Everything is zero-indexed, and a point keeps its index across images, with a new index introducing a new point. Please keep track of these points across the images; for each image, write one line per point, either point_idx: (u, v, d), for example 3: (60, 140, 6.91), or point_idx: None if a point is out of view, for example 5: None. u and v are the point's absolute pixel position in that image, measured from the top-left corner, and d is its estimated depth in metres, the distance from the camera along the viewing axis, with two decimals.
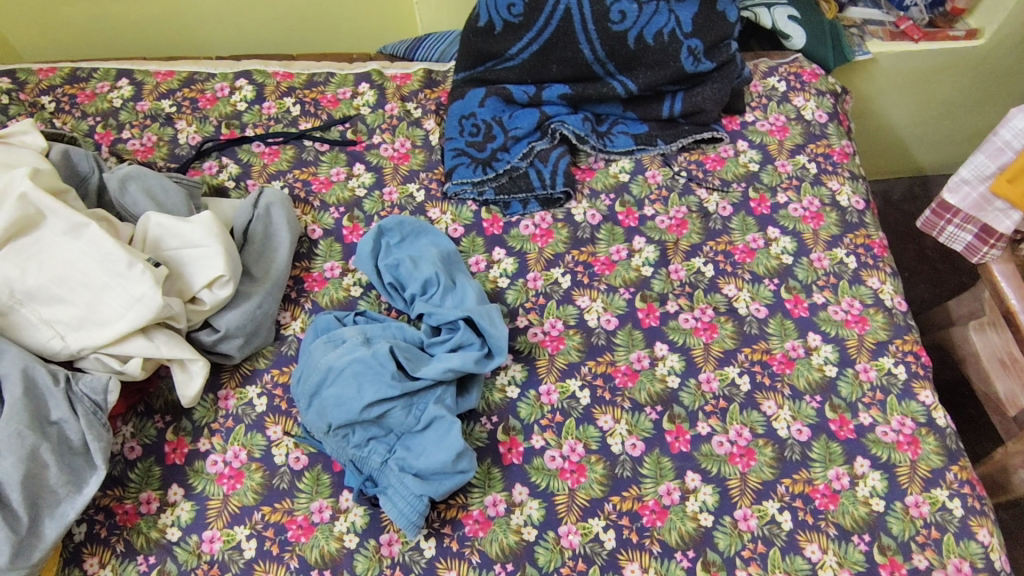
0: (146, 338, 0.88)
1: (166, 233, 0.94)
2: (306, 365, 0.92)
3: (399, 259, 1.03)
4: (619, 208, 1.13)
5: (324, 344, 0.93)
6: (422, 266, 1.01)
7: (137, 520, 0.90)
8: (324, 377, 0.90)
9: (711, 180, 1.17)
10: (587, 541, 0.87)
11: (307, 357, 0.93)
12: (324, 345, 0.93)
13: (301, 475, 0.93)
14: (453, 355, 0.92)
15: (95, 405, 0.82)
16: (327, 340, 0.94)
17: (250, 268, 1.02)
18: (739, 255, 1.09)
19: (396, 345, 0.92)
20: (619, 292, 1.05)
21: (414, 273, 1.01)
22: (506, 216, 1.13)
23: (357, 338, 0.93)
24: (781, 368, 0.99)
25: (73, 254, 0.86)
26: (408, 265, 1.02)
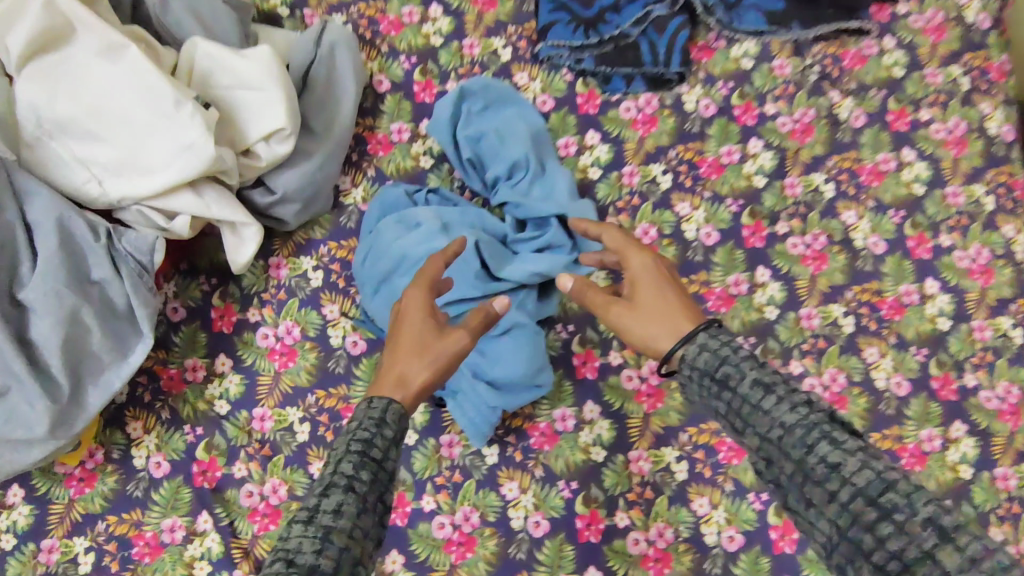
0: (195, 194, 0.75)
1: (216, 67, 0.78)
2: (371, 246, 0.82)
3: (482, 131, 0.88)
4: (736, 101, 0.96)
5: (395, 226, 0.81)
6: (510, 144, 0.88)
7: (182, 388, 0.84)
8: (395, 263, 0.80)
9: (847, 82, 0.99)
10: (657, 470, 0.83)
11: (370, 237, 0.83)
12: (394, 227, 0.81)
13: (358, 361, 0.86)
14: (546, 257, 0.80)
15: (141, 267, 0.71)
16: (398, 221, 0.82)
17: (310, 120, 0.87)
18: (865, 177, 0.95)
19: (480, 237, 0.80)
20: (725, 204, 0.92)
21: (499, 151, 0.88)
22: (604, 93, 0.96)
23: (436, 223, 0.81)
24: (890, 313, 0.89)
25: (111, 83, 0.71)
26: (493, 139, 0.88)
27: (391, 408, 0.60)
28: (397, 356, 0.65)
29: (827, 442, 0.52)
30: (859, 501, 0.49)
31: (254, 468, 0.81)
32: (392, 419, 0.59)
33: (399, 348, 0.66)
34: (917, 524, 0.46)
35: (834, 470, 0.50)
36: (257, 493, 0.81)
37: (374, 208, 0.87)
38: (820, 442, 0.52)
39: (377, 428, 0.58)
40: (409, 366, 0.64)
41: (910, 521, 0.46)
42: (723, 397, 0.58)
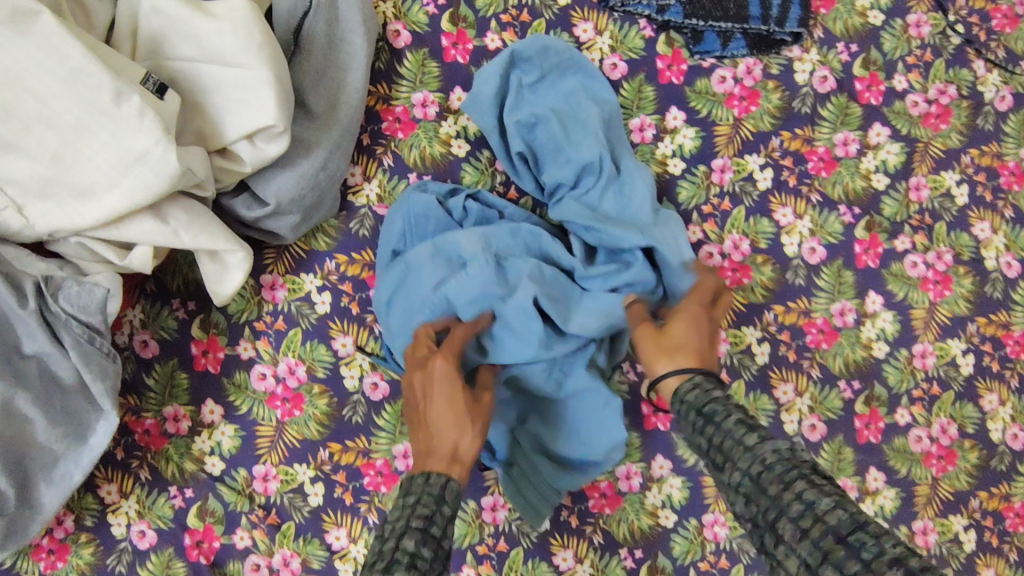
0: (156, 218, 0.55)
1: (172, 30, 0.55)
2: (404, 282, 0.63)
3: (539, 114, 0.66)
4: (859, 71, 0.75)
5: (439, 265, 0.62)
6: (578, 134, 0.66)
7: (164, 445, 0.67)
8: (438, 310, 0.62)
9: (995, 50, 0.78)
10: (735, 536, 0.71)
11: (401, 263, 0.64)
12: (438, 265, 0.62)
13: (380, 408, 0.70)
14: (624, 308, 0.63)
15: (89, 330, 0.53)
16: (441, 254, 0.63)
17: (307, 95, 0.64)
18: (1005, 178, 0.76)
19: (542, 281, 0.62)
20: (838, 211, 0.73)
21: (560, 143, 0.66)
22: (692, 54, 0.73)
23: (488, 258, 0.62)
24: (1015, 351, 0.75)
25: (18, 69, 0.49)
26: (555, 127, 0.66)
27: (451, 487, 0.50)
28: (430, 424, 0.54)
29: (807, 484, 0.43)
30: (829, 539, 0.40)
31: (259, 536, 0.67)
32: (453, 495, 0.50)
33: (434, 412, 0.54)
34: (884, 562, 0.38)
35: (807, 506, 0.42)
36: (264, 567, 0.67)
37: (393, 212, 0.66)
38: (798, 480, 0.43)
39: (436, 503, 0.48)
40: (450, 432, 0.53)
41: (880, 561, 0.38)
42: (706, 434, 0.49)
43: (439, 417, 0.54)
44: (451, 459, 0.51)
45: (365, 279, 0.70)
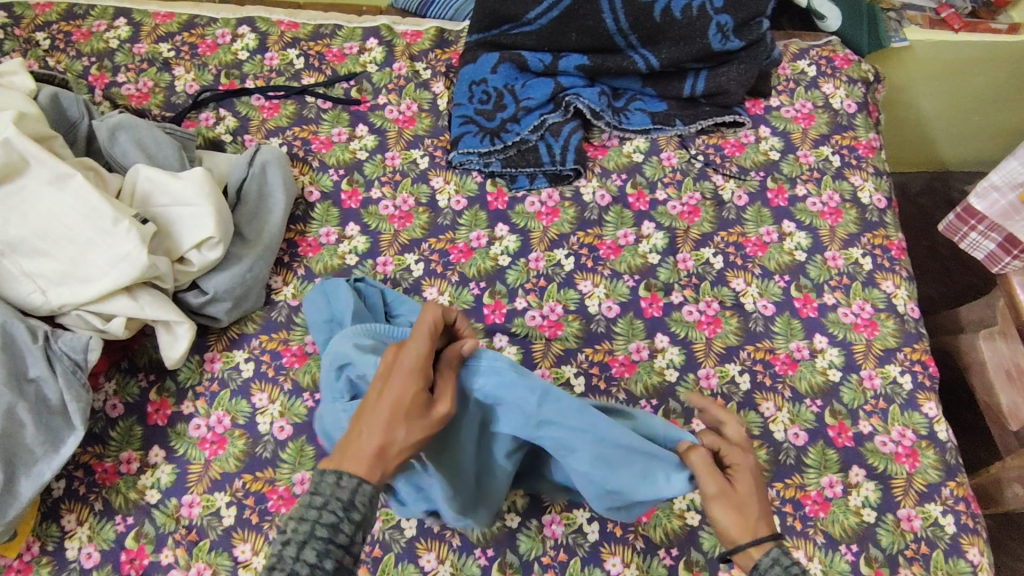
0: (130, 298, 0.84)
1: (155, 188, 0.90)
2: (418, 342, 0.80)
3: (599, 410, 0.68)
4: (630, 190, 1.08)
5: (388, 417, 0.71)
6: (614, 429, 0.67)
7: (116, 480, 0.89)
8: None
9: (728, 167, 1.11)
10: (569, 532, 0.87)
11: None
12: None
13: (284, 445, 0.91)
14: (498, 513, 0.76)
15: (75, 365, 0.79)
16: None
17: (243, 229, 0.98)
18: (750, 248, 1.05)
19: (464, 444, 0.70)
20: (624, 279, 1.02)
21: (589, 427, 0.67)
22: (511, 190, 1.08)
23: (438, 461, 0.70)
24: (783, 369, 0.96)
25: (57, 208, 0.83)
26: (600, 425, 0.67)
27: (363, 489, 0.56)
28: (369, 412, 0.59)
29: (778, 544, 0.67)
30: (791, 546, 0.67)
31: (180, 553, 0.85)
32: (364, 501, 0.55)
33: (376, 409, 0.59)
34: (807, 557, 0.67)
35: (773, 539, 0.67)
36: None
37: (310, 296, 0.95)
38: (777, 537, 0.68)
39: (344, 511, 0.54)
40: (390, 428, 0.58)
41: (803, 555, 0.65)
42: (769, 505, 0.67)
43: (384, 407, 0.59)
44: (377, 455, 0.57)
45: (279, 351, 0.96)
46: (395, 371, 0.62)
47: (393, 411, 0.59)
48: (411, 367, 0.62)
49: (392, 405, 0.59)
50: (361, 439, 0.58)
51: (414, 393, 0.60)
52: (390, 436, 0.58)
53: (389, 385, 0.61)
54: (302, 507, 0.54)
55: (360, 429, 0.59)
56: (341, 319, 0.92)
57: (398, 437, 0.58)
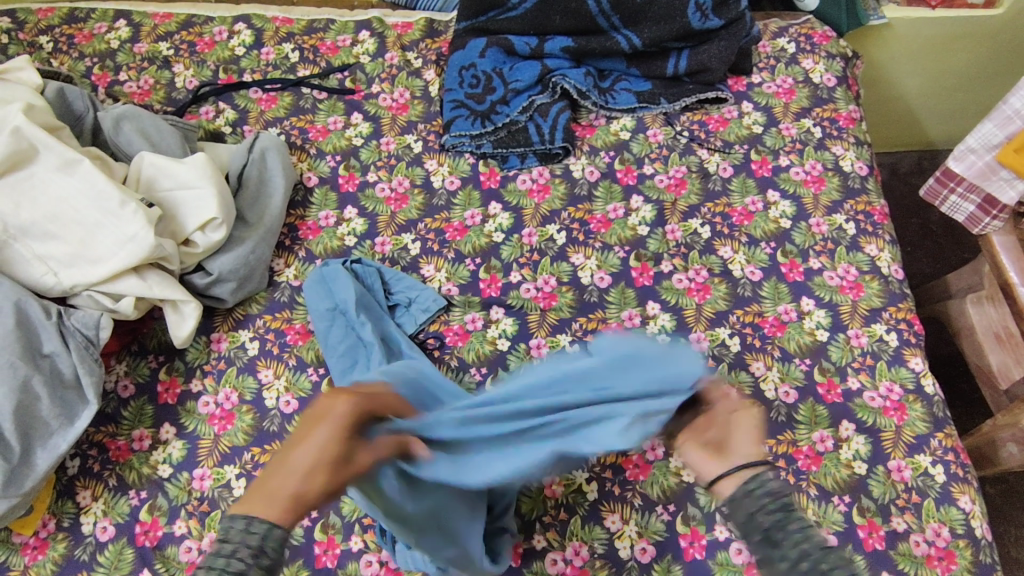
0: (138, 278, 0.88)
1: (159, 174, 0.94)
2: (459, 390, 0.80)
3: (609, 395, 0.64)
4: (618, 166, 1.12)
5: None
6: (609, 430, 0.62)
7: (129, 456, 0.91)
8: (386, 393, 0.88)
9: (713, 142, 1.14)
10: (569, 492, 0.88)
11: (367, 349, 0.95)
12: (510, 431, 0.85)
13: (291, 418, 0.93)
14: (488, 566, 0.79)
15: (87, 340, 0.85)
16: None
17: (244, 213, 1.02)
18: (737, 218, 1.08)
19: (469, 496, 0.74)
20: (615, 251, 1.05)
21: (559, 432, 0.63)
22: (503, 170, 1.11)
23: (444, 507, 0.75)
24: (772, 330, 0.99)
25: (67, 193, 0.87)
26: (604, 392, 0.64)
27: (274, 534, 0.50)
28: (291, 459, 0.53)
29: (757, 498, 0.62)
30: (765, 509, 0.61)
31: (193, 524, 0.87)
32: (275, 546, 0.50)
33: (304, 450, 0.53)
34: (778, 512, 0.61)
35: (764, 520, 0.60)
36: (195, 548, 0.86)
37: (310, 285, 0.99)
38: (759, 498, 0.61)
39: (254, 558, 0.48)
40: (307, 471, 0.53)
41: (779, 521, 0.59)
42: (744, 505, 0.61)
43: (305, 457, 0.53)
44: (291, 506, 0.51)
45: (283, 330, 0.99)
46: (322, 423, 0.55)
47: (314, 458, 0.53)
48: (330, 420, 0.55)
49: (305, 457, 0.53)
50: (279, 483, 0.52)
51: (329, 440, 0.53)
52: (302, 483, 0.52)
53: (309, 433, 0.54)
54: (210, 557, 0.48)
55: (281, 474, 0.53)
56: (345, 308, 0.96)
57: (317, 484, 0.52)
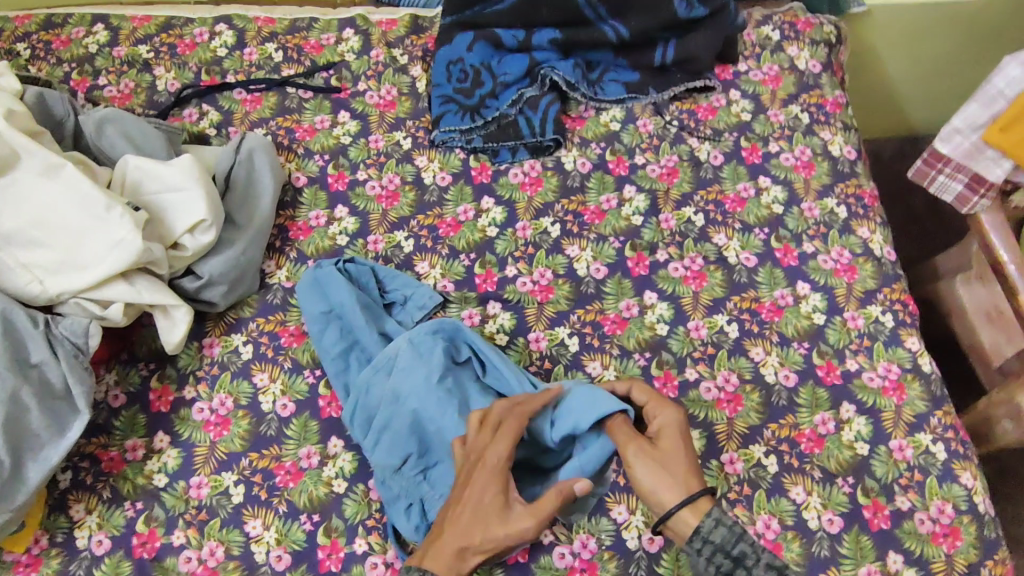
0: (127, 283, 0.86)
1: (145, 177, 0.93)
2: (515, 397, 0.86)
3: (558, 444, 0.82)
4: (610, 157, 1.11)
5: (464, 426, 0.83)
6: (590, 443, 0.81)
7: (123, 467, 0.89)
8: (393, 380, 0.87)
9: (703, 130, 1.14)
10: None
11: (362, 352, 0.94)
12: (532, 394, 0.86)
13: (288, 422, 0.92)
14: None
15: (77, 348, 0.83)
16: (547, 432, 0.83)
17: (234, 214, 1.00)
18: (729, 205, 1.08)
19: None
20: (609, 242, 1.04)
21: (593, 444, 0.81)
22: (494, 164, 1.10)
23: None
24: (769, 316, 0.99)
25: (51, 198, 0.85)
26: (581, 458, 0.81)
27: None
28: (466, 517, 0.72)
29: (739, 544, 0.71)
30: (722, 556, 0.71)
31: (192, 534, 0.85)
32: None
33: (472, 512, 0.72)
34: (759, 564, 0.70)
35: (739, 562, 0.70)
36: (194, 558, 0.84)
37: (303, 288, 0.97)
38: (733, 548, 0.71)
39: None
40: (470, 540, 0.71)
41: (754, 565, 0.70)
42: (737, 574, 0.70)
43: (470, 522, 0.72)
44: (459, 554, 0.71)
45: (276, 333, 0.97)
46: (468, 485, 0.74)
47: (473, 516, 0.72)
48: (479, 478, 0.74)
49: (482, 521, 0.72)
50: (452, 544, 0.71)
51: (493, 496, 0.72)
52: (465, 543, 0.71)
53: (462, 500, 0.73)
54: None
55: (450, 538, 0.72)
56: (340, 311, 0.95)
57: (474, 540, 0.71)
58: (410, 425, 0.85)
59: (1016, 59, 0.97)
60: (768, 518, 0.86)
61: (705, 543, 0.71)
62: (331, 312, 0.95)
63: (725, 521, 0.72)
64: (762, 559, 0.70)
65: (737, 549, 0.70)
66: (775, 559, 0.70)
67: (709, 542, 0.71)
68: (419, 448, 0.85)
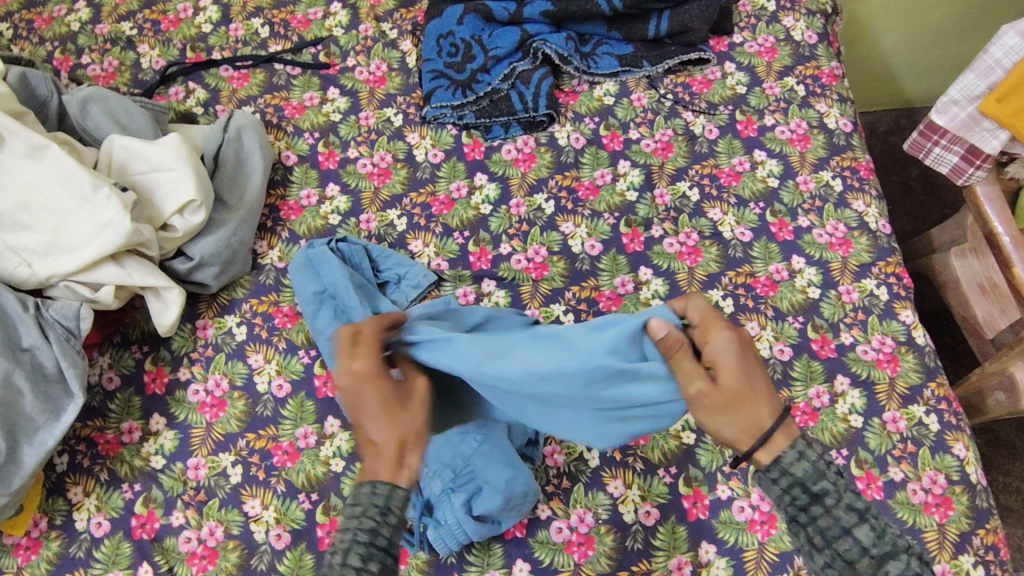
0: (117, 266, 0.85)
1: (132, 157, 0.91)
2: None
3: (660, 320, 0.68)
4: (604, 132, 1.10)
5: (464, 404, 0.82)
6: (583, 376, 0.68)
7: (120, 449, 0.89)
8: None
9: (698, 103, 1.13)
10: (571, 460, 0.88)
11: None
12: None
13: (284, 402, 0.91)
14: (514, 463, 0.81)
15: (68, 332, 0.83)
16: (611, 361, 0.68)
17: (223, 194, 0.99)
18: (724, 179, 1.07)
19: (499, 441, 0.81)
20: (604, 218, 1.04)
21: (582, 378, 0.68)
22: (487, 140, 1.09)
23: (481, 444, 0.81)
24: (764, 290, 0.99)
25: (36, 179, 0.83)
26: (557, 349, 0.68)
27: (397, 496, 0.59)
28: (375, 422, 0.63)
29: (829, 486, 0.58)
30: (795, 488, 0.59)
31: (191, 514, 0.85)
32: (397, 506, 0.59)
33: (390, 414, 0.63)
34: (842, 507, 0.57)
35: (818, 501, 0.58)
36: (194, 538, 0.84)
37: (296, 269, 0.96)
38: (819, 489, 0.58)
39: (382, 516, 0.58)
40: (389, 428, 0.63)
41: (837, 504, 0.57)
42: (811, 510, 0.58)
43: (375, 417, 0.63)
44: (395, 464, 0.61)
45: (270, 313, 0.97)
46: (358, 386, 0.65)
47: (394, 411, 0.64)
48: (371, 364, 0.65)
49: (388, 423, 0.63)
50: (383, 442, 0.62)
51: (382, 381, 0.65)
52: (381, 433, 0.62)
53: (360, 395, 0.64)
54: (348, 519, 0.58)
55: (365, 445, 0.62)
56: (333, 291, 0.93)
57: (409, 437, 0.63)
58: None
59: (1014, 28, 0.94)
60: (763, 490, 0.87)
61: (783, 473, 0.60)
62: (325, 293, 0.94)
63: (808, 456, 0.60)
64: (846, 500, 0.58)
65: (822, 485, 0.58)
66: (859, 501, 0.58)
67: (787, 473, 0.60)
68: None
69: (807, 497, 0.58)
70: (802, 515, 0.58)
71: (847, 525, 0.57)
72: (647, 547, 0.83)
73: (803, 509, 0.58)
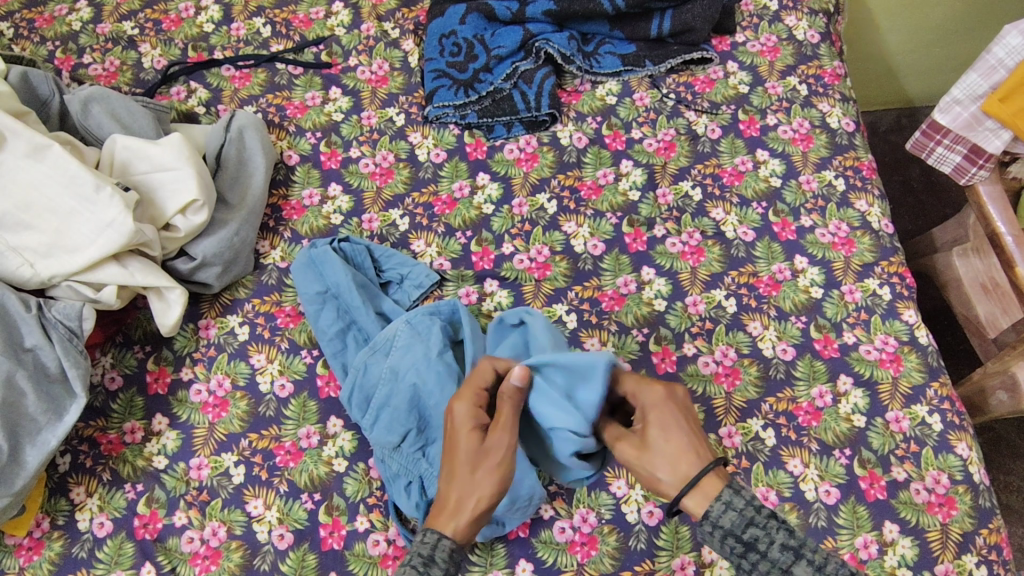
0: (120, 266, 0.85)
1: (134, 157, 0.91)
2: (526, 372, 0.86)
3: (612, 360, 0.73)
4: (606, 131, 1.10)
5: None
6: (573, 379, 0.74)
7: (122, 450, 0.89)
8: (392, 360, 0.87)
9: (700, 103, 1.13)
10: None
11: (360, 332, 0.93)
12: None
13: (287, 402, 0.91)
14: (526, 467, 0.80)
15: (71, 332, 0.83)
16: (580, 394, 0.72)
17: (225, 194, 0.99)
18: (727, 178, 1.07)
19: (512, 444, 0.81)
20: (607, 218, 1.03)
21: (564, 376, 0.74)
22: (489, 140, 1.09)
23: None
24: (767, 290, 0.99)
25: (38, 180, 0.83)
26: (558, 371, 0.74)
27: (443, 544, 0.61)
28: (454, 479, 0.65)
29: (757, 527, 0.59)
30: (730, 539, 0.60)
31: (194, 514, 0.85)
32: (444, 556, 0.60)
33: (463, 469, 0.65)
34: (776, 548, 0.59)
35: (752, 548, 0.59)
36: (197, 538, 0.84)
37: (298, 269, 0.96)
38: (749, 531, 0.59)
39: (424, 567, 0.59)
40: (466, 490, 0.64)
41: (768, 548, 0.58)
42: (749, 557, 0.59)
43: (461, 472, 0.65)
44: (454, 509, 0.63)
45: (272, 313, 0.97)
46: (456, 431, 0.67)
47: (469, 464, 0.65)
48: (463, 418, 0.68)
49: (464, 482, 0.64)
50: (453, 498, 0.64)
51: (469, 438, 0.66)
52: (459, 497, 0.63)
53: (455, 439, 0.67)
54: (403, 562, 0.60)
55: (449, 493, 0.64)
56: (336, 291, 0.94)
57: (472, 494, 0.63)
58: (409, 401, 0.85)
59: (1016, 28, 0.94)
60: (765, 490, 0.87)
61: (715, 527, 0.61)
62: (325, 293, 0.94)
63: (735, 504, 0.61)
64: (777, 540, 0.59)
65: (750, 531, 0.59)
66: (793, 538, 0.59)
67: (718, 526, 0.61)
68: (419, 424, 0.85)
69: (743, 547, 0.60)
70: (745, 562, 0.60)
71: (784, 567, 0.58)
72: (650, 547, 0.83)
73: (744, 557, 0.60)
